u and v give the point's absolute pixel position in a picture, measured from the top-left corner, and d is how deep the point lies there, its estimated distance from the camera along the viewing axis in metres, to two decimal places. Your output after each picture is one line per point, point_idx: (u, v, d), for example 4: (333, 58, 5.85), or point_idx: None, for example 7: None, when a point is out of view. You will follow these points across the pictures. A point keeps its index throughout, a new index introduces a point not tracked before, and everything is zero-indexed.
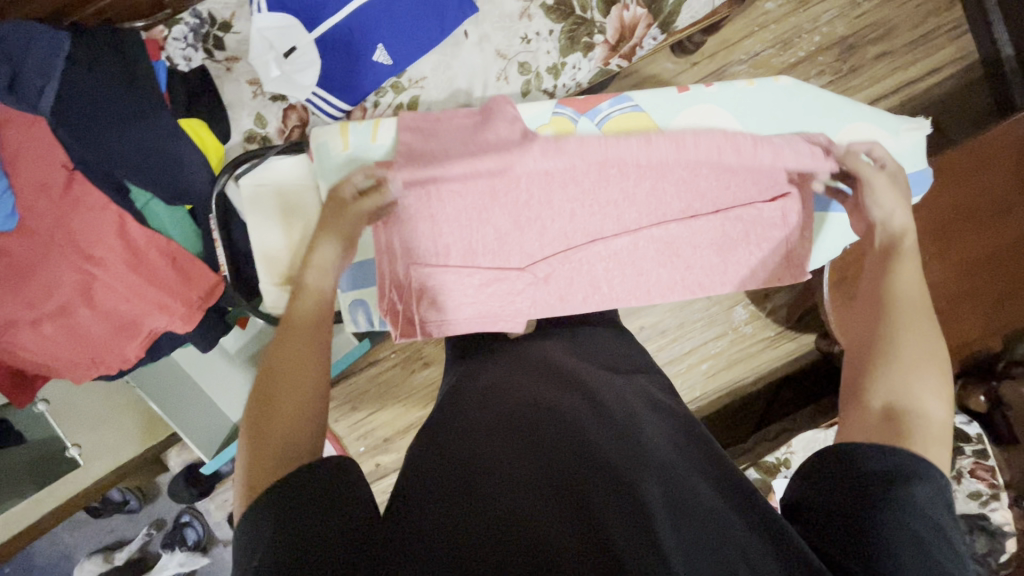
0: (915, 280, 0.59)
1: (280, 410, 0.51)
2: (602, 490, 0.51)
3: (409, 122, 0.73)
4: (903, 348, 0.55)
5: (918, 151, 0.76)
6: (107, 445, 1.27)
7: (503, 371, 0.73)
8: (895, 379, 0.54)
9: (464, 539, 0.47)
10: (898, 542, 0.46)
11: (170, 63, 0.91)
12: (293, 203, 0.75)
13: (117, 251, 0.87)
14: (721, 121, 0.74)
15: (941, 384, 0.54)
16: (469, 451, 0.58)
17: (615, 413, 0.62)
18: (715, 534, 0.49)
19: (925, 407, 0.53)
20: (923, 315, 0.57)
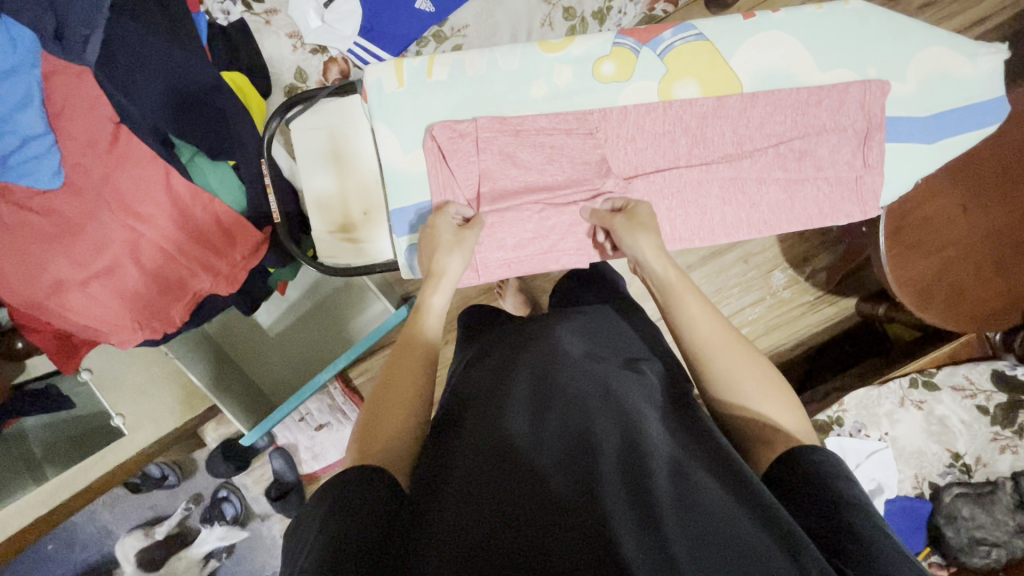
0: (698, 313, 0.60)
1: (379, 424, 0.56)
2: (609, 488, 0.48)
3: (464, 56, 0.69)
4: (732, 383, 0.58)
5: (998, 77, 0.72)
6: (150, 416, 1.27)
7: (507, 355, 0.68)
8: (756, 406, 0.57)
9: (467, 542, 0.45)
10: (877, 532, 0.45)
11: (209, 17, 0.88)
12: (346, 147, 0.73)
13: (164, 208, 0.86)
14: (791, 50, 0.70)
15: (786, 391, 0.58)
16: (473, 446, 0.55)
17: (620, 401, 0.58)
18: (729, 529, 0.45)
19: (790, 419, 0.56)
20: (735, 343, 0.59)
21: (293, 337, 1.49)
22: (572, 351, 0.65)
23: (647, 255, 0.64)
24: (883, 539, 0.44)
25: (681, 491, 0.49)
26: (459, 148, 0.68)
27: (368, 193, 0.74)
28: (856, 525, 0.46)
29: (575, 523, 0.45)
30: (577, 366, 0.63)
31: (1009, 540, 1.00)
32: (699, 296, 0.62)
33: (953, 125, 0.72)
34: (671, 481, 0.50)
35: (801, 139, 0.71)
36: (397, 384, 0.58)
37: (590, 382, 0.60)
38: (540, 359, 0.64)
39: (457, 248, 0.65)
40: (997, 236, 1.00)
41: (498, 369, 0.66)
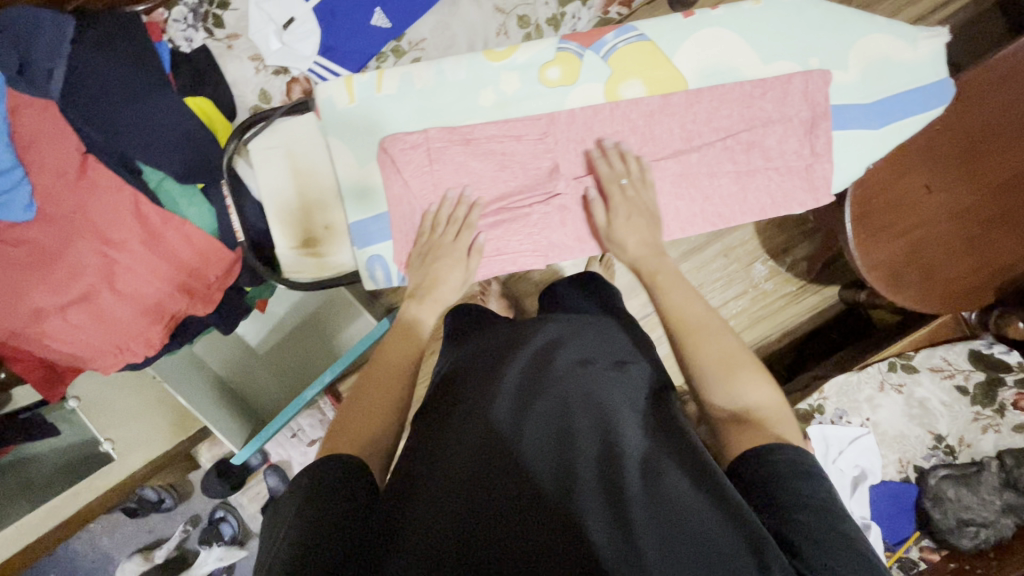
0: (677, 301, 0.62)
1: (351, 415, 0.57)
2: (583, 490, 0.49)
3: (411, 68, 0.70)
4: (707, 365, 0.58)
5: (939, 60, 0.73)
6: (141, 440, 1.29)
7: (493, 350, 0.69)
8: (721, 387, 0.56)
9: (442, 542, 0.47)
10: (828, 535, 0.45)
11: (172, 45, 0.91)
12: (304, 164, 0.75)
13: (135, 231, 0.88)
14: (732, 45, 0.71)
15: (760, 373, 0.57)
16: (453, 445, 0.56)
17: (601, 399, 0.58)
18: (699, 528, 0.46)
19: (758, 399, 0.55)
20: (712, 328, 0.60)
21: (282, 353, 1.52)
22: (556, 348, 0.66)
23: (629, 243, 0.68)
24: (842, 551, 0.44)
25: (651, 488, 0.50)
26: (411, 158, 0.70)
27: (329, 208, 0.76)
28: (814, 531, 0.45)
29: (549, 524, 0.47)
30: (557, 364, 0.62)
31: (996, 520, 0.98)
32: (683, 288, 0.64)
33: (899, 110, 0.73)
34: (643, 481, 0.50)
35: (749, 132, 0.73)
36: (374, 386, 0.59)
37: (573, 381, 0.60)
38: (524, 358, 0.64)
39: (451, 264, 0.69)
40: (966, 215, 1.00)
41: (484, 364, 0.66)
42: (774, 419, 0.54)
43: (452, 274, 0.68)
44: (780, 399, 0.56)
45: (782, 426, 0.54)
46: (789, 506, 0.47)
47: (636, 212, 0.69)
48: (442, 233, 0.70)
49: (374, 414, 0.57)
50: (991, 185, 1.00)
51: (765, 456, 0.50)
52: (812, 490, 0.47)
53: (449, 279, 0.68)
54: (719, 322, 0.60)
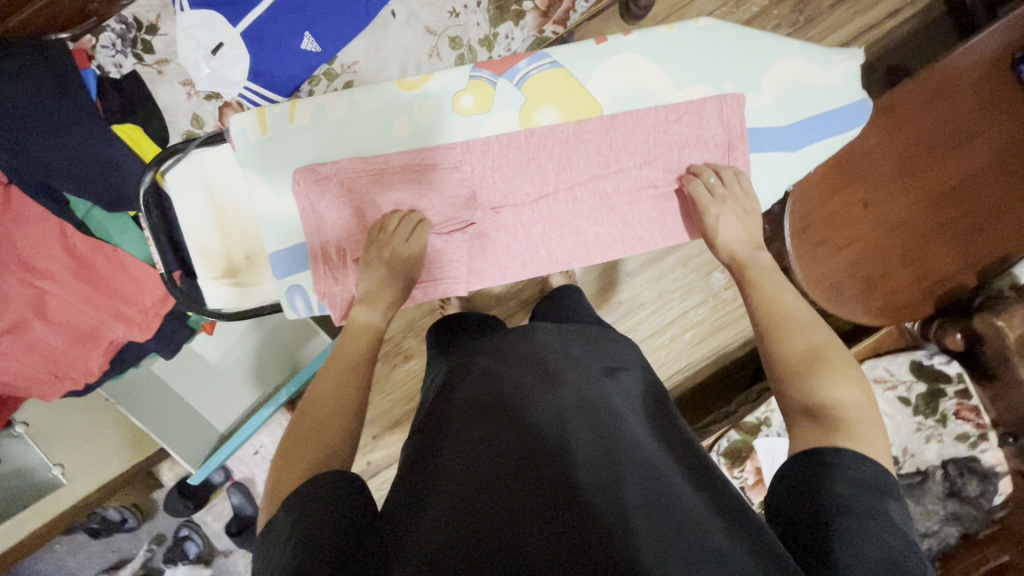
0: (788, 297, 0.63)
1: (321, 411, 0.56)
2: (585, 497, 0.49)
3: (324, 97, 0.70)
4: (795, 355, 0.58)
5: (851, 82, 0.74)
6: (93, 463, 1.28)
7: (487, 358, 0.68)
8: (803, 382, 0.56)
9: (444, 545, 0.46)
10: (867, 540, 0.44)
11: (101, 72, 0.90)
12: (224, 195, 0.75)
13: (62, 261, 0.87)
14: (645, 70, 0.71)
15: (852, 373, 0.56)
16: (454, 453, 0.55)
17: (599, 406, 0.59)
18: (701, 535, 0.47)
19: (839, 397, 0.54)
20: (800, 324, 0.60)
21: (240, 372, 1.50)
22: (552, 358, 0.66)
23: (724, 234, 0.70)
24: (876, 556, 0.43)
25: (653, 496, 0.50)
26: (322, 190, 0.70)
27: (248, 238, 0.76)
28: (854, 536, 0.44)
29: (550, 530, 0.47)
30: (557, 375, 0.63)
31: (939, 529, 1.03)
32: (785, 288, 0.65)
33: (814, 131, 0.74)
34: (643, 486, 0.51)
35: (664, 156, 0.73)
36: (338, 381, 0.59)
37: (572, 389, 0.61)
38: (521, 366, 0.65)
39: (389, 272, 0.68)
40: (903, 228, 1.01)
41: (481, 370, 0.66)
42: (856, 419, 0.52)
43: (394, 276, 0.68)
44: (868, 404, 0.54)
45: (858, 431, 0.52)
46: (832, 509, 0.46)
47: (734, 213, 0.71)
48: (391, 235, 0.69)
49: (335, 409, 0.57)
50: (929, 197, 1.01)
51: (831, 462, 0.49)
52: (852, 491, 0.47)
53: (384, 290, 0.67)
54: (811, 321, 0.61)
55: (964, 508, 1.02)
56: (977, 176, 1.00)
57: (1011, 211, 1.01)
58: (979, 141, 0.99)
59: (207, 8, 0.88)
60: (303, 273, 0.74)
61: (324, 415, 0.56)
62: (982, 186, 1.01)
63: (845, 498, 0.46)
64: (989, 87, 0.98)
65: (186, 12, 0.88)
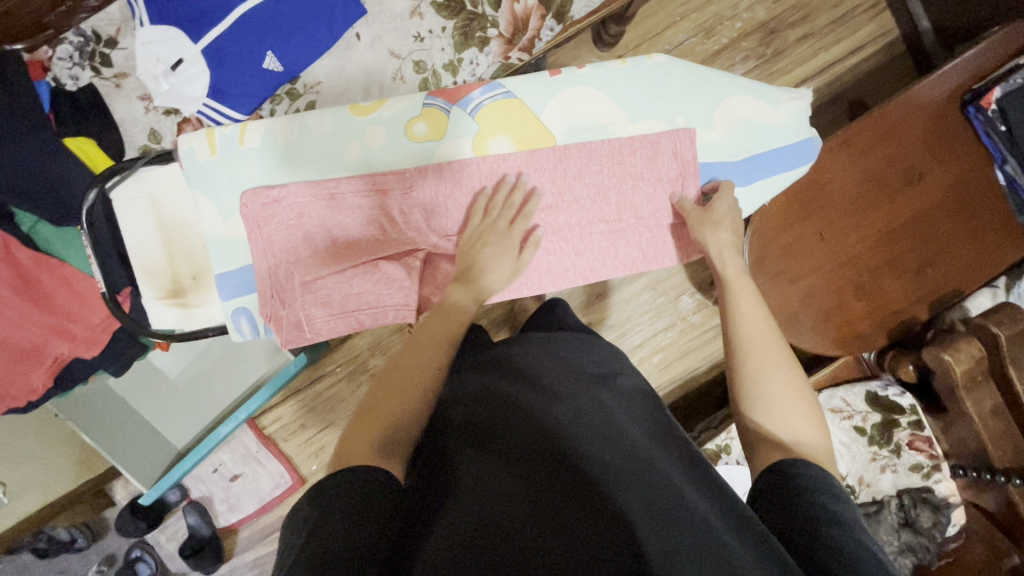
0: (752, 316, 0.65)
1: (379, 410, 0.58)
2: (589, 508, 0.50)
3: (274, 120, 0.69)
4: (770, 384, 0.60)
5: (799, 121, 0.76)
6: (38, 482, 1.23)
7: (489, 378, 0.70)
8: (777, 415, 0.59)
9: (454, 554, 0.46)
10: (859, 550, 0.47)
11: (56, 84, 0.89)
12: (171, 215, 0.73)
13: (5, 276, 0.85)
14: (598, 103, 0.72)
15: (814, 404, 0.60)
16: (462, 472, 0.56)
17: (596, 416, 0.60)
18: (703, 537, 0.48)
19: (808, 433, 0.58)
20: (778, 350, 0.62)
21: (201, 388, 1.45)
22: (548, 376, 0.68)
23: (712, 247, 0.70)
24: (871, 562, 0.46)
25: (657, 504, 0.50)
26: (268, 217, 0.69)
27: (195, 258, 0.75)
28: (843, 544, 0.47)
29: (554, 539, 0.47)
30: (558, 391, 0.64)
31: (895, 559, 1.04)
32: (753, 300, 0.66)
33: (764, 167, 0.75)
34: (644, 489, 0.52)
35: (614, 190, 0.74)
36: (401, 372, 0.61)
37: (571, 402, 0.62)
38: (520, 385, 0.66)
39: (498, 254, 0.70)
40: (855, 262, 1.03)
41: (484, 390, 0.67)
42: (817, 456, 0.57)
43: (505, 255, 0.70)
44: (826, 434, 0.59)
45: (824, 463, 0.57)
46: (822, 521, 0.49)
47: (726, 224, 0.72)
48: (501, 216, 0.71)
49: (396, 397, 0.59)
50: (881, 232, 1.03)
51: (799, 471, 0.54)
52: (833, 501, 0.51)
53: (496, 268, 0.69)
54: (779, 343, 0.63)
55: (918, 539, 1.02)
56: (929, 212, 1.04)
57: (958, 248, 1.05)
58: (929, 177, 1.03)
59: (167, 24, 0.88)
60: (251, 296, 0.73)
61: (386, 403, 0.58)
62: (934, 222, 1.04)
63: (836, 514, 0.50)
64: (939, 125, 1.01)
65: (147, 27, 0.88)
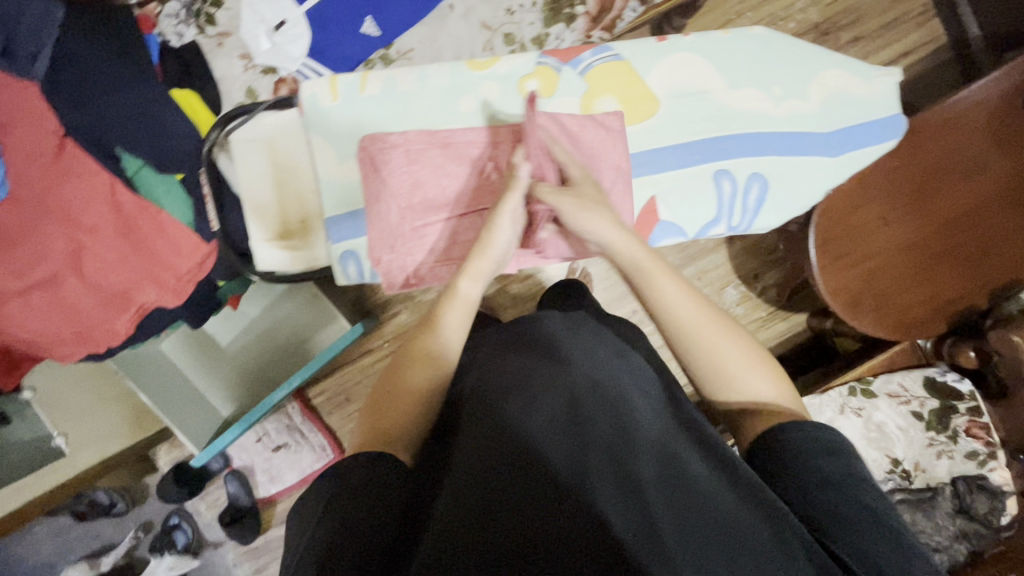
0: (673, 295, 0.60)
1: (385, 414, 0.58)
2: (600, 471, 0.47)
3: (395, 71, 0.73)
4: (731, 362, 0.60)
5: (891, 96, 0.79)
6: (95, 437, 1.21)
7: (500, 341, 0.66)
8: (738, 385, 0.60)
9: (463, 526, 0.44)
10: (853, 512, 0.49)
11: (162, 39, 0.93)
12: (284, 160, 0.77)
13: (108, 218, 0.87)
14: (701, 69, 0.76)
15: (768, 366, 0.61)
16: (464, 434, 0.53)
17: (610, 386, 0.56)
18: (720, 520, 0.46)
19: (768, 393, 0.60)
20: (723, 325, 0.61)
21: (250, 358, 1.46)
22: (561, 333, 0.63)
23: (609, 243, 0.63)
24: (867, 524, 0.48)
25: (667, 471, 0.49)
26: (382, 163, 0.71)
27: (305, 203, 0.77)
28: (838, 508, 0.50)
29: (565, 508, 0.45)
30: (568, 353, 0.59)
31: (951, 545, 1.04)
32: (674, 278, 0.61)
33: (855, 140, 0.78)
34: (660, 469, 0.49)
35: (711, 154, 0.76)
36: (397, 387, 0.60)
37: (584, 366, 0.57)
38: (532, 346, 0.61)
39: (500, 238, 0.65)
40: (917, 249, 1.05)
41: (495, 352, 0.64)
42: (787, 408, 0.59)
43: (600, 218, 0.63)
44: (790, 389, 0.61)
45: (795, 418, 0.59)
46: (813, 483, 0.51)
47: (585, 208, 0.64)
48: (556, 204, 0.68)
49: (399, 412, 0.58)
50: (942, 222, 1.05)
51: (792, 435, 0.55)
52: (829, 463, 0.53)
53: (490, 252, 0.65)
54: (735, 320, 0.63)
55: (973, 526, 1.04)
56: (988, 204, 1.06)
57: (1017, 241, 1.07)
58: (992, 171, 1.05)
59: None
60: (359, 239, 0.74)
61: (392, 416, 0.58)
62: (992, 214, 1.06)
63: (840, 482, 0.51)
64: (1003, 119, 1.04)
65: None
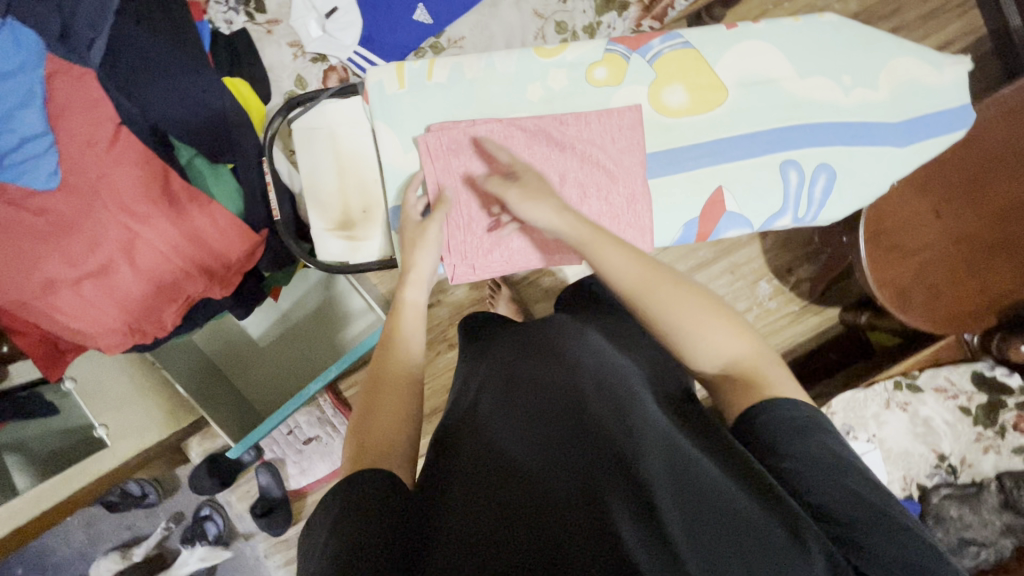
0: (618, 262, 0.59)
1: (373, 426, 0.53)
2: (611, 484, 0.45)
3: (463, 60, 0.74)
4: (686, 322, 0.55)
5: (963, 85, 0.78)
6: (135, 428, 1.21)
7: (504, 351, 0.65)
8: (702, 346, 0.55)
9: (473, 551, 0.43)
10: (843, 499, 0.44)
11: (213, 25, 0.92)
12: (347, 147, 0.77)
13: (161, 207, 0.84)
14: (770, 57, 0.77)
15: (723, 316, 0.56)
16: (473, 450, 0.52)
17: (616, 389, 0.54)
18: (734, 515, 0.43)
19: (734, 349, 0.54)
20: (671, 281, 0.57)
21: (280, 350, 1.44)
22: (566, 341, 0.62)
23: (558, 221, 0.63)
24: (863, 513, 0.43)
25: (676, 469, 0.46)
26: (450, 153, 0.71)
27: (368, 192, 0.77)
28: (834, 498, 0.44)
29: (576, 522, 0.43)
30: (572, 361, 0.58)
31: (995, 540, 1.03)
32: (618, 247, 0.60)
33: (923, 130, 0.78)
34: (670, 466, 0.46)
35: (778, 143, 0.76)
36: (385, 402, 0.55)
37: (589, 374, 0.56)
38: (536, 358, 0.60)
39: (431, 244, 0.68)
40: (969, 241, 1.04)
41: (501, 361, 0.63)
42: (759, 368, 0.53)
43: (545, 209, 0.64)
44: (754, 340, 0.55)
45: (766, 372, 0.53)
46: (796, 466, 0.46)
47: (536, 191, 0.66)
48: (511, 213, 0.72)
49: (389, 424, 0.53)
50: (993, 214, 1.04)
51: (765, 415, 0.49)
52: (809, 445, 0.47)
53: (425, 255, 0.67)
54: (662, 272, 0.58)
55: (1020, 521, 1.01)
56: None
57: None
58: None
59: None
60: None
61: (383, 427, 0.53)
62: None
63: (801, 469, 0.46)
64: None
65: None
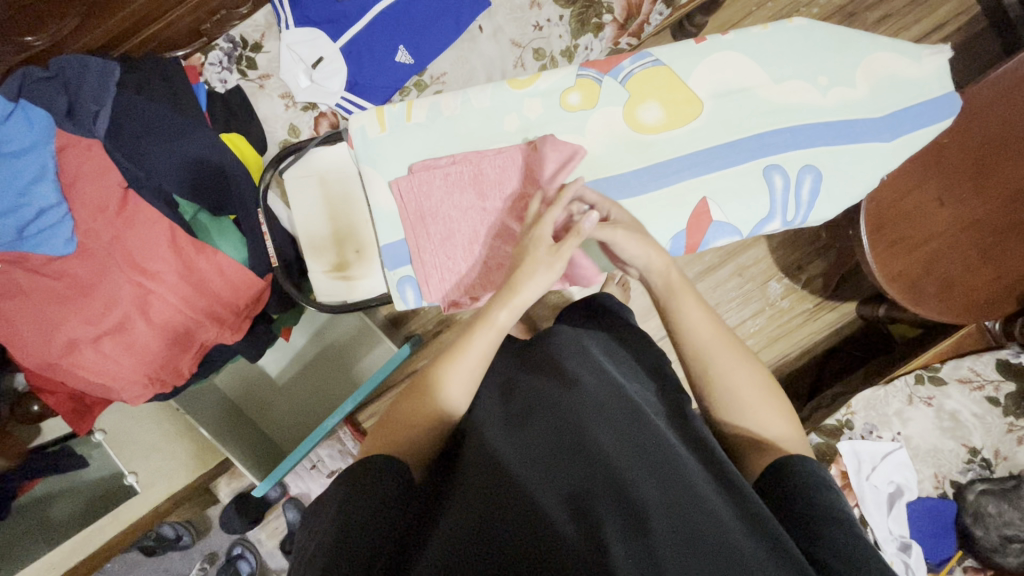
0: (697, 317, 0.62)
1: (393, 426, 0.56)
2: (603, 496, 0.46)
3: (438, 100, 0.76)
4: (742, 386, 0.59)
5: (943, 74, 0.78)
6: (164, 472, 1.26)
7: (509, 367, 0.66)
8: (749, 416, 0.59)
9: (464, 543, 0.43)
10: (849, 545, 0.46)
11: (207, 86, 0.98)
12: (337, 190, 0.80)
13: (171, 263, 0.89)
14: (742, 66, 0.78)
15: (780, 404, 0.60)
16: (471, 455, 0.53)
17: (617, 404, 0.55)
18: (719, 535, 0.44)
19: (775, 428, 0.58)
20: (736, 348, 0.61)
21: (298, 385, 1.47)
22: (571, 355, 0.62)
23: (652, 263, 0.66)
24: (846, 548, 0.46)
25: (668, 489, 0.47)
26: (431, 189, 0.73)
27: (359, 233, 0.81)
28: (842, 545, 0.46)
29: (563, 530, 0.44)
30: (575, 375, 0.58)
31: None
32: (698, 302, 0.63)
33: (909, 122, 0.77)
34: (663, 486, 0.47)
35: (759, 149, 0.76)
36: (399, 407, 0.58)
37: (593, 386, 0.56)
38: (540, 371, 0.61)
39: (546, 269, 0.62)
40: (978, 227, 1.01)
41: (507, 374, 0.64)
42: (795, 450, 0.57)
43: (646, 246, 0.65)
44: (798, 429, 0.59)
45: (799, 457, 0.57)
46: (803, 512, 0.49)
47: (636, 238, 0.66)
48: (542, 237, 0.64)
49: (401, 432, 0.56)
50: (1002, 198, 1.01)
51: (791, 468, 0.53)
52: (821, 497, 0.50)
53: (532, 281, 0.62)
54: (732, 340, 0.62)
55: None
56: None
57: None
58: None
59: (309, 25, 0.99)
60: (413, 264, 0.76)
61: (394, 434, 0.55)
62: None
63: (803, 508, 0.49)
64: None
65: (290, 29, 0.98)
